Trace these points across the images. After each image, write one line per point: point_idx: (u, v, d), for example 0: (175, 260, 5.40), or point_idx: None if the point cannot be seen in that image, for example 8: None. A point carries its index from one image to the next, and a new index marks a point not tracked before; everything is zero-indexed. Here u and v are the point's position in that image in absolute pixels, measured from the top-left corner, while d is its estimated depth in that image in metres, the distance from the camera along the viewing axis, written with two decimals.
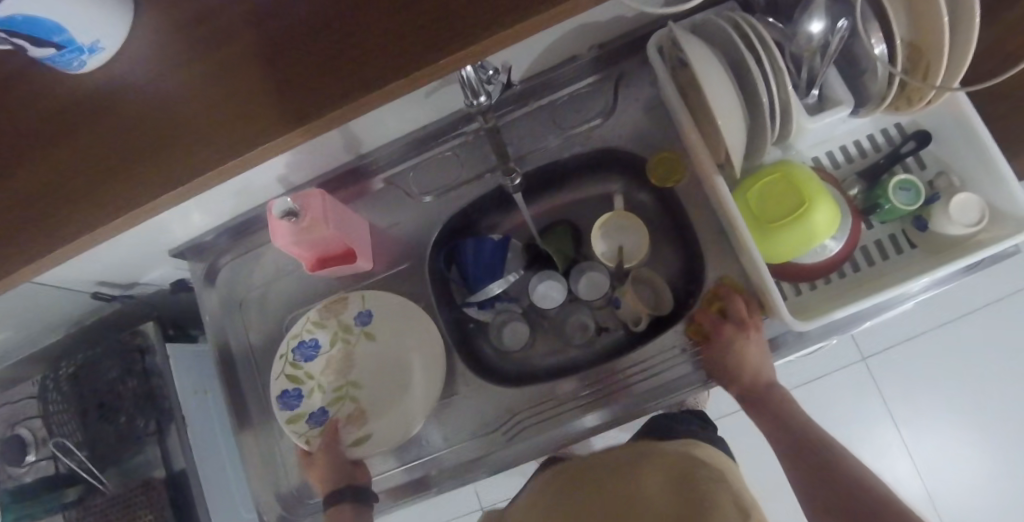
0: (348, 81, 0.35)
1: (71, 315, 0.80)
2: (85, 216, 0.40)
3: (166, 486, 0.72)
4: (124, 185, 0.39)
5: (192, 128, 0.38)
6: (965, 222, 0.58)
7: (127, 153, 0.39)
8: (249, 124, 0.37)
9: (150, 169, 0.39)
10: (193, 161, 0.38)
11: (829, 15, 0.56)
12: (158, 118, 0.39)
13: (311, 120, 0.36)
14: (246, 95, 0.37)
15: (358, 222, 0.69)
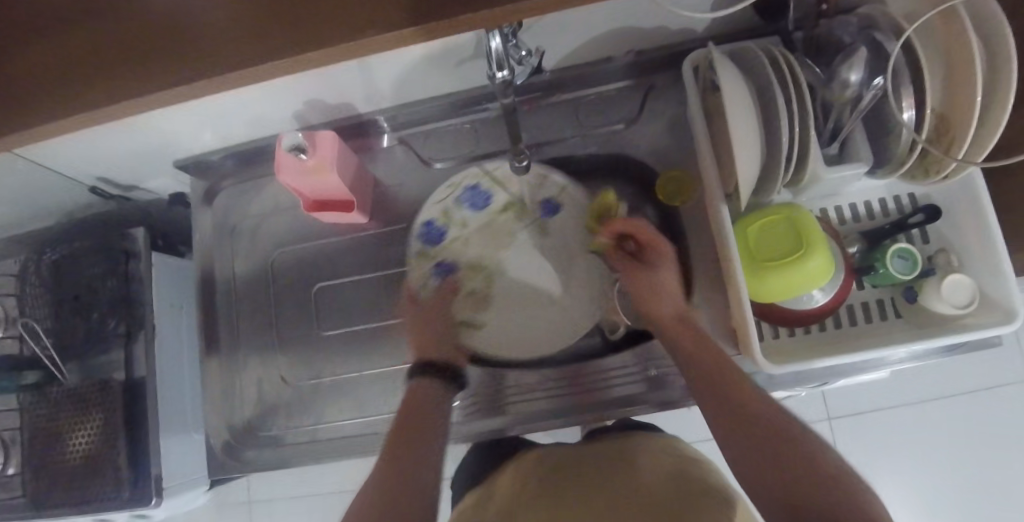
0: (371, 19, 0.35)
1: (65, 205, 0.80)
2: (68, 103, 0.39)
3: (123, 390, 0.73)
4: (115, 84, 0.39)
5: (199, 44, 0.38)
6: (954, 303, 0.58)
7: (134, 52, 0.39)
8: (250, 51, 0.36)
9: (155, 68, 0.38)
10: (187, 76, 0.37)
11: (868, 68, 0.55)
12: (175, 27, 0.39)
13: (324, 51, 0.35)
14: (265, 16, 0.37)
15: (360, 171, 0.70)
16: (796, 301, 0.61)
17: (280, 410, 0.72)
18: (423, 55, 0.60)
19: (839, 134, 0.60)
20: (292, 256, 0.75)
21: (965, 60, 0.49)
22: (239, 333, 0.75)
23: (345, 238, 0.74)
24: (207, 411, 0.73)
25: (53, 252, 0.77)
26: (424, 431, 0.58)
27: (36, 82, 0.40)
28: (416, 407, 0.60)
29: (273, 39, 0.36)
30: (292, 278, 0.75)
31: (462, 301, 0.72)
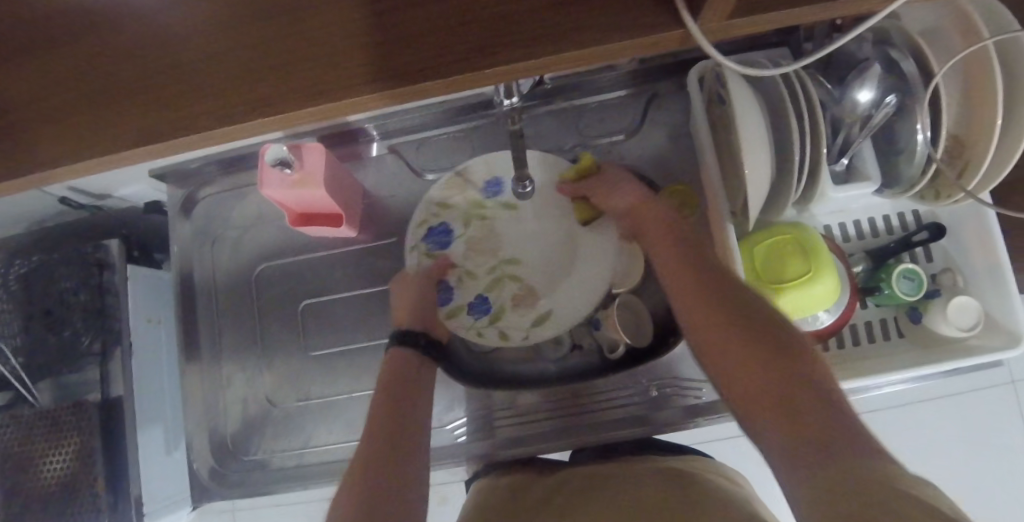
0: (365, 52, 0.31)
1: (33, 212, 0.75)
2: (16, 163, 0.34)
3: (99, 411, 0.69)
4: (64, 138, 0.34)
5: (156, 89, 0.33)
6: (960, 326, 0.57)
7: (86, 99, 0.34)
8: (221, 107, 0.32)
9: (117, 101, 0.34)
10: (147, 127, 0.33)
11: (881, 87, 0.54)
12: (136, 65, 0.34)
13: (301, 81, 0.31)
14: (247, 42, 0.33)
15: (350, 181, 0.66)
16: (802, 322, 0.60)
17: (265, 432, 0.69)
18: None
19: (848, 152, 0.57)
20: (276, 269, 0.72)
21: (985, 88, 0.48)
22: (223, 351, 0.72)
23: (333, 250, 0.71)
24: (191, 434, 0.70)
25: (22, 263, 0.73)
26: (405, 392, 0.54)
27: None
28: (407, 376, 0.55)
29: (250, 90, 0.31)
30: (276, 293, 0.71)
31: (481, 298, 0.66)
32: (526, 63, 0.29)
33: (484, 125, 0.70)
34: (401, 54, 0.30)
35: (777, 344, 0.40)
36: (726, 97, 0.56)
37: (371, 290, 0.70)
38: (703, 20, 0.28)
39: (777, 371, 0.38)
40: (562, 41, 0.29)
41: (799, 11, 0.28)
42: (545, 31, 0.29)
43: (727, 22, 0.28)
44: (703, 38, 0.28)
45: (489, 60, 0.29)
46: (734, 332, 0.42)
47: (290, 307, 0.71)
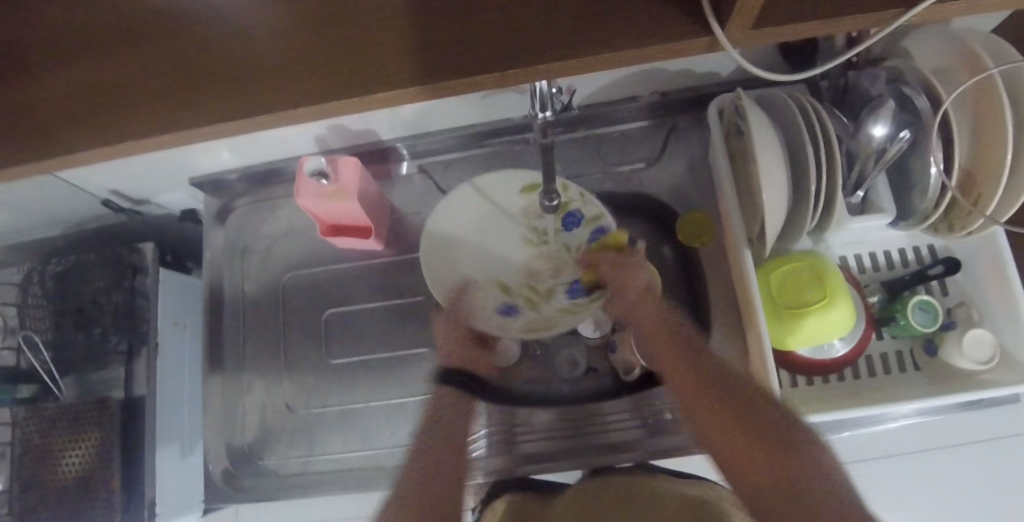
0: (413, 51, 0.33)
1: (76, 214, 0.79)
2: (67, 140, 0.37)
3: (121, 410, 0.71)
4: (124, 120, 0.37)
5: (214, 78, 0.36)
6: (976, 359, 0.57)
7: (144, 86, 0.37)
8: (275, 94, 0.34)
9: (179, 95, 0.36)
10: (197, 111, 0.35)
11: (894, 123, 0.56)
12: (197, 63, 0.37)
13: (353, 74, 0.33)
14: (301, 43, 0.35)
15: (380, 197, 0.68)
16: (816, 350, 0.61)
17: (281, 438, 0.70)
18: (455, 98, 0.63)
19: (863, 184, 0.59)
20: (302, 279, 0.74)
21: (994, 119, 0.50)
22: (245, 358, 0.73)
23: (358, 263, 0.73)
24: (208, 437, 0.71)
25: (61, 263, 0.76)
26: (449, 410, 0.61)
27: (47, 104, 0.39)
28: (442, 404, 0.61)
29: (300, 79, 0.34)
30: (300, 302, 0.73)
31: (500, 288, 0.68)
32: (560, 63, 0.32)
33: (510, 149, 0.72)
34: (450, 52, 0.33)
35: (771, 425, 0.48)
36: (744, 128, 0.58)
37: (393, 303, 0.71)
38: (728, 28, 0.30)
39: (757, 440, 0.48)
40: (595, 44, 0.32)
41: (808, 23, 0.30)
42: (577, 39, 0.32)
43: (752, 31, 0.30)
44: (726, 45, 0.30)
45: (526, 63, 0.32)
46: (705, 395, 0.53)
47: (313, 317, 0.73)
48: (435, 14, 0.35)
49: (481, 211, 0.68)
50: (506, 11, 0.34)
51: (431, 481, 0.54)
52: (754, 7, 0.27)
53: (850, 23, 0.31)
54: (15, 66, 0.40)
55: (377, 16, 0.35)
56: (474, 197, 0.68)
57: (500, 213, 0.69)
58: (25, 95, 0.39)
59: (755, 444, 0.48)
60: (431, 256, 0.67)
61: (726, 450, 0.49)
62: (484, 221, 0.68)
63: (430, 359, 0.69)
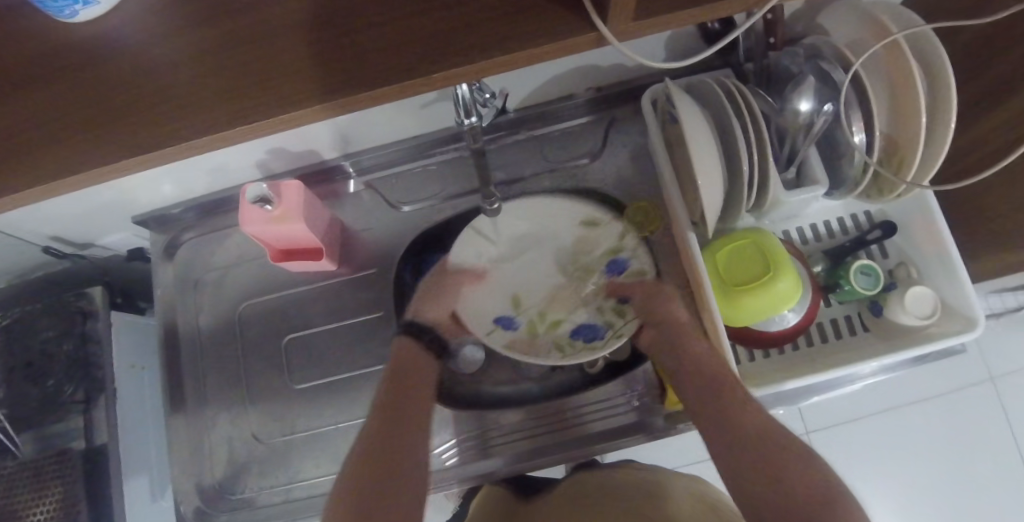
0: (316, 71, 0.34)
1: (16, 264, 0.77)
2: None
3: (82, 459, 0.68)
4: (16, 163, 0.36)
5: (120, 112, 0.36)
6: (917, 314, 0.60)
7: (37, 127, 0.36)
8: (178, 125, 0.34)
9: (78, 135, 0.36)
10: (106, 150, 0.35)
11: (817, 97, 0.58)
12: (88, 97, 0.36)
13: (254, 100, 0.34)
14: (198, 74, 0.35)
15: (330, 218, 0.68)
16: (770, 323, 0.62)
17: (252, 470, 0.69)
18: (392, 111, 0.63)
19: (795, 159, 0.62)
20: (258, 308, 0.72)
21: (904, 84, 0.52)
22: (207, 393, 0.71)
23: (313, 286, 0.72)
24: (176, 476, 0.69)
25: (4, 316, 0.74)
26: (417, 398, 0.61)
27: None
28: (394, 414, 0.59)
29: (207, 110, 0.34)
30: (258, 331, 0.72)
31: (553, 299, 0.69)
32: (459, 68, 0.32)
33: (456, 157, 0.72)
34: (361, 63, 0.33)
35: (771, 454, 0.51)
36: (677, 116, 0.60)
37: (354, 322, 0.71)
38: (611, 23, 0.30)
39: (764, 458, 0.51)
40: (492, 46, 0.32)
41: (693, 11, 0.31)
42: (473, 47, 0.32)
43: (636, 22, 0.31)
44: (609, 39, 0.30)
45: (431, 72, 0.32)
46: (732, 429, 0.53)
47: (273, 344, 0.71)
48: (339, 28, 0.34)
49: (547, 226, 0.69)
50: (400, 26, 0.34)
51: (372, 485, 0.54)
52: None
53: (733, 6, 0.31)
54: None
55: (274, 40, 0.35)
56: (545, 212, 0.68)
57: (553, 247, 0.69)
58: None
59: (766, 478, 0.50)
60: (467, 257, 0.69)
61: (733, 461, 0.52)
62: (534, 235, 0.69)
63: None
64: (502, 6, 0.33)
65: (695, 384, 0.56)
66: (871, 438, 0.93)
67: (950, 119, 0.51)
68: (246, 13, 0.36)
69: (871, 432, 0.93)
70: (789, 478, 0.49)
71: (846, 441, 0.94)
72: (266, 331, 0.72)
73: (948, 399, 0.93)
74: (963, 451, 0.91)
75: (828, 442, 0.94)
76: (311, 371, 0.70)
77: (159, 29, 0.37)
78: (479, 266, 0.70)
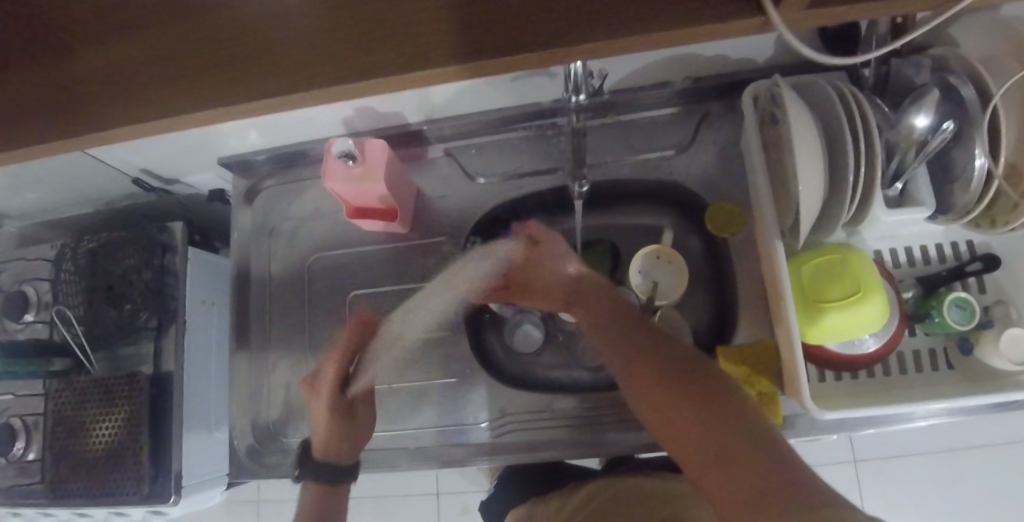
0: (447, 34, 0.34)
1: (107, 191, 0.80)
2: (119, 115, 0.40)
3: (150, 384, 0.72)
4: (156, 97, 0.39)
5: (262, 60, 0.38)
6: (1013, 358, 0.56)
7: (179, 66, 0.39)
8: (305, 76, 0.36)
9: (214, 78, 0.39)
10: (243, 92, 0.37)
11: (938, 113, 0.54)
12: (228, 44, 0.40)
13: (381, 59, 0.35)
14: (330, 32, 0.37)
15: (406, 181, 0.68)
16: (846, 345, 0.60)
17: (305, 417, 0.71)
18: (483, 81, 0.62)
19: (903, 176, 0.57)
20: (326, 261, 0.74)
21: None
22: (270, 337, 0.74)
23: (381, 246, 0.73)
24: (233, 411, 0.72)
25: (91, 240, 0.78)
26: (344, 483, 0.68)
27: (99, 83, 0.41)
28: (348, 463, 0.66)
29: (335, 66, 0.36)
30: (324, 284, 0.74)
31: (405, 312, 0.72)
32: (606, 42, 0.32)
33: (538, 135, 0.70)
34: (508, 29, 0.34)
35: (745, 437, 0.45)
36: (781, 116, 0.57)
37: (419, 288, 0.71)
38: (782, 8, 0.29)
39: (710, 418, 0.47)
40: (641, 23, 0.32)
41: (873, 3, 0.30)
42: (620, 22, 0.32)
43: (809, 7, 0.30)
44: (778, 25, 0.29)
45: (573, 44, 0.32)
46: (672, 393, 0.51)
47: (336, 298, 0.73)
48: None
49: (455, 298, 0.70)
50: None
51: None
52: None
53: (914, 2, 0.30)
54: (66, 41, 0.43)
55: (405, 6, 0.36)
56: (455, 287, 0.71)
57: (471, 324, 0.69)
58: (75, 70, 0.42)
59: (727, 446, 0.45)
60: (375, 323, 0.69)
61: (687, 436, 0.48)
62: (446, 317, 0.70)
63: None
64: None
65: (657, 370, 0.53)
66: (925, 478, 0.89)
67: None
68: None
69: (925, 472, 0.89)
70: (775, 473, 0.41)
71: (897, 476, 0.90)
72: (331, 285, 0.73)
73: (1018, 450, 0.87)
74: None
75: (877, 475, 0.90)
76: None
77: None
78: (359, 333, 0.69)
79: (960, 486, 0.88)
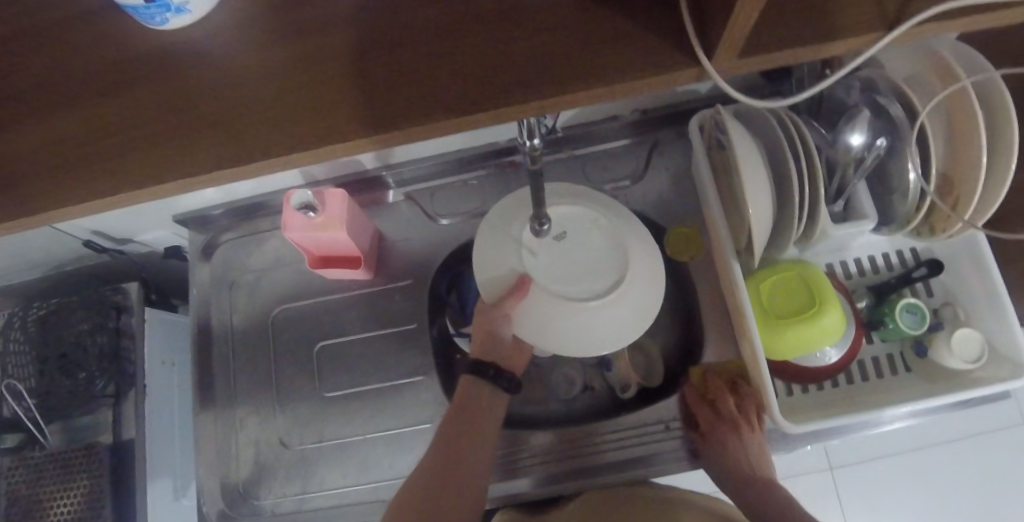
0: (389, 93, 0.33)
1: (56, 256, 0.78)
2: (37, 199, 0.36)
3: (110, 454, 0.69)
4: (70, 177, 0.36)
5: (194, 132, 0.35)
6: (965, 358, 0.58)
7: (97, 139, 0.36)
8: (240, 143, 0.34)
9: (136, 151, 0.35)
10: (172, 161, 0.34)
11: (871, 130, 0.57)
12: (149, 111, 0.36)
13: (319, 121, 0.33)
14: (262, 92, 0.35)
15: (368, 227, 0.68)
16: (809, 358, 0.61)
17: (277, 476, 0.68)
18: None
19: (845, 193, 0.60)
20: (291, 312, 0.72)
21: (967, 125, 0.51)
22: (236, 394, 0.71)
23: (347, 293, 0.72)
24: (200, 476, 0.69)
25: (41, 307, 0.75)
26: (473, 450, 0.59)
27: (11, 163, 0.37)
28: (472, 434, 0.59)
29: (270, 130, 0.33)
30: (290, 336, 0.72)
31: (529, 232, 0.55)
32: (554, 97, 0.32)
33: (496, 172, 0.71)
34: (457, 84, 0.33)
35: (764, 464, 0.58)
36: (726, 143, 0.59)
37: (385, 333, 0.70)
38: (715, 60, 0.30)
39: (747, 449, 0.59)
40: (585, 75, 0.32)
41: (798, 51, 0.30)
42: (563, 75, 0.32)
43: (739, 61, 0.30)
44: (714, 76, 0.30)
45: (517, 101, 0.32)
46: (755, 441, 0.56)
47: (304, 350, 0.71)
48: (412, 53, 0.34)
49: (596, 221, 0.56)
50: (475, 55, 0.34)
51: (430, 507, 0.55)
52: (739, 35, 0.27)
53: (840, 47, 0.31)
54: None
55: (340, 62, 0.35)
56: (610, 229, 0.56)
57: (622, 269, 0.54)
58: None
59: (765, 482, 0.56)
60: (502, 272, 0.54)
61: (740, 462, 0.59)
62: (591, 257, 0.55)
63: (425, 388, 0.68)
64: (608, 32, 0.33)
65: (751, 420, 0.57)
66: (899, 479, 0.91)
67: (1011, 162, 0.50)
68: (316, 33, 0.36)
69: (898, 474, 0.91)
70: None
71: (872, 480, 0.91)
72: (299, 336, 0.72)
73: (980, 445, 0.90)
74: (993, 498, 0.89)
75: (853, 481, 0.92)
76: (340, 379, 0.70)
77: (227, 42, 0.37)
78: (495, 266, 0.55)
79: (932, 484, 0.90)
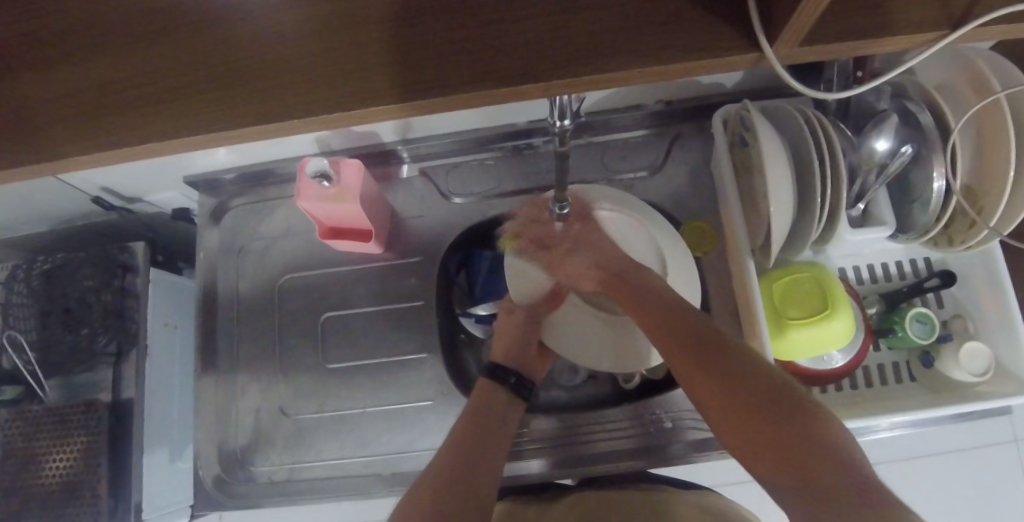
0: (427, 61, 0.33)
1: (64, 211, 0.77)
2: (56, 148, 0.35)
3: (109, 412, 0.68)
4: (92, 126, 0.35)
5: (222, 90, 0.34)
6: (972, 370, 0.58)
7: (123, 91, 0.36)
8: (268, 100, 0.33)
9: (160, 103, 0.35)
10: (196, 116, 0.34)
11: (897, 137, 0.57)
12: (177, 65, 0.36)
13: (353, 84, 0.33)
14: (295, 52, 0.34)
15: (381, 201, 0.67)
16: (816, 361, 0.61)
17: (276, 444, 0.68)
18: None
19: (864, 197, 0.59)
20: (298, 281, 0.72)
21: (997, 136, 0.51)
22: (239, 360, 0.71)
23: (356, 266, 0.71)
24: (199, 439, 0.69)
25: (46, 261, 0.74)
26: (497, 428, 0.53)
27: (33, 109, 0.36)
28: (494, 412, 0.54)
29: (301, 90, 0.33)
30: (295, 305, 0.72)
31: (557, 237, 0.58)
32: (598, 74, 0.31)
33: (513, 155, 0.71)
34: (497, 56, 0.32)
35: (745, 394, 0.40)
36: (750, 139, 0.59)
37: (391, 309, 0.70)
38: (776, 47, 0.30)
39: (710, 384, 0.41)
40: (633, 53, 0.31)
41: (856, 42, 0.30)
42: (612, 52, 0.31)
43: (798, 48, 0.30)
44: (774, 61, 0.30)
45: (561, 76, 0.31)
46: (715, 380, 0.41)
47: (309, 320, 0.71)
48: (453, 23, 0.34)
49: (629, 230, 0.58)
50: (517, 28, 0.33)
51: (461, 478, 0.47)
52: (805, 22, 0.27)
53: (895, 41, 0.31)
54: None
55: (378, 26, 0.34)
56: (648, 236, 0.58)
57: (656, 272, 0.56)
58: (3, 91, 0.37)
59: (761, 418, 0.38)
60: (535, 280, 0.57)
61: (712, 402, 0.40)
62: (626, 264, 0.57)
63: (428, 366, 0.68)
64: (656, 13, 0.32)
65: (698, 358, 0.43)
66: None
67: None
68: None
69: None
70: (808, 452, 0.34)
71: None
72: (304, 306, 0.71)
73: None
74: None
75: None
76: (344, 352, 0.70)
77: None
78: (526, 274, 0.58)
79: None
